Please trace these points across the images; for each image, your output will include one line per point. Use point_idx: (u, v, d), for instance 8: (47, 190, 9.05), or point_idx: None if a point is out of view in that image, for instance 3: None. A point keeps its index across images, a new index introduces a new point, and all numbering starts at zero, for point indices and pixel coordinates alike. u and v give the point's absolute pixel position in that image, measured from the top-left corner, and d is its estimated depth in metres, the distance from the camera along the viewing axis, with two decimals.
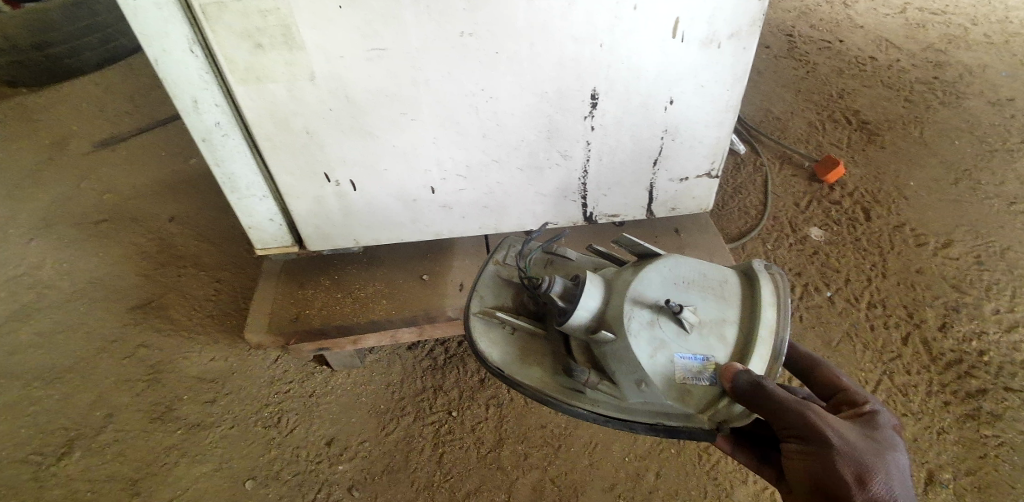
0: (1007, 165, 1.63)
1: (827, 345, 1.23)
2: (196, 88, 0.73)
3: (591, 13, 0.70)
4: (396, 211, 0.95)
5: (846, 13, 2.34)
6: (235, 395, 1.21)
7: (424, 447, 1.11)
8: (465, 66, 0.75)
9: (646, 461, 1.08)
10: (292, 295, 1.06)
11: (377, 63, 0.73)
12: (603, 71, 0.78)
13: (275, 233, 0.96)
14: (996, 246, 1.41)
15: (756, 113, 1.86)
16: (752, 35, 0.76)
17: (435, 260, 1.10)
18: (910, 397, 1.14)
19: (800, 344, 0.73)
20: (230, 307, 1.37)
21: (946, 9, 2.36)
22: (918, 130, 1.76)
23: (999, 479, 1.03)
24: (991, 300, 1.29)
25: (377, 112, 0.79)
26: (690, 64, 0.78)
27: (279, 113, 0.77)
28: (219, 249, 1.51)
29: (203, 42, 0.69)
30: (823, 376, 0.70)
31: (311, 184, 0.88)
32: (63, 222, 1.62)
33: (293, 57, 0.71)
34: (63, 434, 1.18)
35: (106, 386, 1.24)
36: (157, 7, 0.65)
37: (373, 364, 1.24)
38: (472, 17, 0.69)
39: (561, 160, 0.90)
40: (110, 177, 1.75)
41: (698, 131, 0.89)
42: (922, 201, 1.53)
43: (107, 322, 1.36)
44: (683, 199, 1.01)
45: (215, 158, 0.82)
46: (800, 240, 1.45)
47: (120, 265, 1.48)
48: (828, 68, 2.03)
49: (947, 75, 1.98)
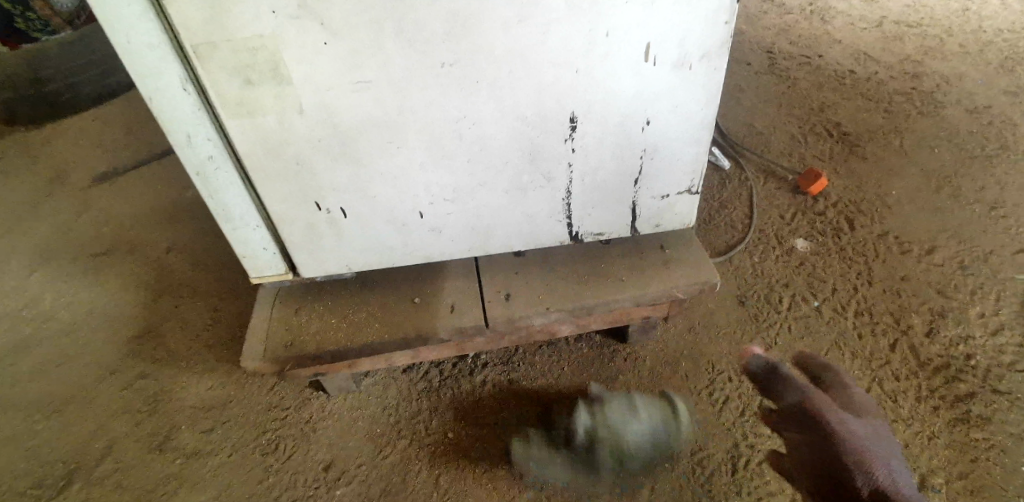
0: (986, 171, 1.67)
1: (817, 354, 1.24)
2: (189, 123, 0.76)
3: (566, 42, 0.74)
4: (386, 236, 0.97)
5: (824, 29, 2.41)
6: (234, 422, 1.22)
7: (421, 468, 1.12)
8: (447, 94, 0.78)
9: (641, 475, 1.08)
10: (287, 321, 1.08)
11: (364, 94, 0.76)
12: (579, 95, 0.81)
13: (269, 261, 0.98)
14: (978, 251, 1.44)
15: (739, 129, 1.90)
16: (722, 57, 0.79)
17: (427, 282, 1.13)
18: (900, 402, 1.15)
19: None
20: (227, 335, 1.39)
21: (921, 22, 2.43)
22: (898, 140, 1.80)
23: (991, 482, 1.04)
24: (976, 304, 1.31)
25: (365, 142, 0.82)
26: (664, 86, 0.82)
27: (270, 145, 0.80)
28: (216, 277, 1.53)
29: (195, 80, 0.72)
30: None
31: (303, 212, 0.90)
32: (61, 255, 1.64)
33: (282, 91, 0.74)
34: (61, 466, 1.18)
35: (106, 417, 1.25)
36: (151, 48, 0.68)
37: (370, 388, 1.25)
38: (452, 48, 0.73)
39: (545, 182, 0.93)
40: (107, 210, 1.78)
41: (676, 150, 0.92)
42: (904, 209, 1.56)
43: (106, 353, 1.37)
44: (666, 215, 1.03)
45: (209, 189, 0.85)
46: (787, 252, 1.47)
47: (118, 297, 1.50)
48: (808, 83, 2.09)
49: (924, 86, 2.04)
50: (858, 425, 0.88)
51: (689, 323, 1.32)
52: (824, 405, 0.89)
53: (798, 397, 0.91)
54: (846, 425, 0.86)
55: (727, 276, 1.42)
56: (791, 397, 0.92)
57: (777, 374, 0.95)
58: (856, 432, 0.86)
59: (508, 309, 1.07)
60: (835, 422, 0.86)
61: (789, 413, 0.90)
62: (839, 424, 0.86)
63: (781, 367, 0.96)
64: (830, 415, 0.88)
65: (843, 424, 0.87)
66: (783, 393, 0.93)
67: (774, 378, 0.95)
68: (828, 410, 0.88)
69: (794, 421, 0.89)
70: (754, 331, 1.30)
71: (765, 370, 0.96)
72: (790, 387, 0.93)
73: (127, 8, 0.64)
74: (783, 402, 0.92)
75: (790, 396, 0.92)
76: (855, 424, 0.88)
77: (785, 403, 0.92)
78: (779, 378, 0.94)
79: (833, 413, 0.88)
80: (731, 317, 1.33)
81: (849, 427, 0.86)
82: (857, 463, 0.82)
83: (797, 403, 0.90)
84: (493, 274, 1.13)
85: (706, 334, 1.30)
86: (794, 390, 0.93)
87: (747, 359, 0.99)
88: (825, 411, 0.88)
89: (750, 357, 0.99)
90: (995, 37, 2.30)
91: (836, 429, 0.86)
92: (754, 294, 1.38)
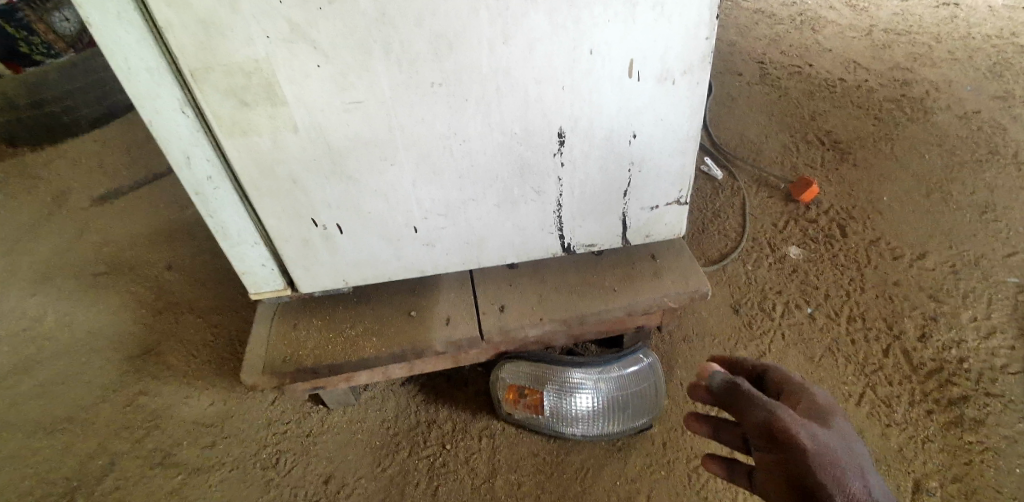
0: (977, 176, 1.69)
1: (810, 360, 1.26)
2: (187, 144, 0.79)
3: (550, 59, 0.76)
4: (381, 251, 0.99)
5: (815, 39, 2.45)
6: (234, 437, 1.23)
7: (419, 480, 1.12)
8: (435, 111, 0.80)
9: (636, 483, 1.09)
10: (285, 335, 1.10)
11: (355, 113, 0.78)
12: (565, 110, 0.83)
13: (267, 277, 1.00)
14: (970, 255, 1.45)
15: (732, 138, 1.93)
16: (703, 71, 0.82)
17: (422, 296, 1.14)
18: (893, 407, 1.16)
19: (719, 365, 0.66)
20: (227, 352, 1.41)
21: (911, 30, 2.47)
22: (889, 146, 1.82)
23: (986, 485, 1.04)
24: (968, 308, 1.33)
25: (356, 159, 0.84)
26: (647, 100, 0.84)
27: (265, 164, 0.82)
28: (216, 295, 1.55)
29: (192, 102, 0.74)
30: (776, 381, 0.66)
31: (298, 228, 0.92)
32: (63, 275, 1.66)
33: (276, 111, 0.76)
34: (64, 483, 1.19)
35: (107, 434, 1.26)
36: (150, 72, 0.70)
37: (368, 401, 1.26)
38: (439, 67, 0.75)
39: (535, 195, 0.95)
40: (108, 229, 1.81)
41: (662, 161, 0.94)
42: (895, 215, 1.58)
43: (108, 371, 1.39)
44: (656, 226, 1.05)
45: (207, 208, 0.87)
46: (779, 259, 1.49)
47: (119, 315, 1.52)
48: (799, 92, 2.11)
49: (914, 92, 2.06)
50: (838, 434, 0.57)
51: (684, 332, 1.33)
52: (793, 414, 0.57)
53: (763, 417, 0.57)
54: (824, 447, 0.54)
55: (722, 285, 1.44)
56: (754, 416, 0.58)
57: (739, 389, 0.61)
58: (831, 447, 0.55)
59: (502, 320, 1.08)
60: (809, 439, 0.54)
61: (753, 433, 0.57)
62: (812, 442, 0.54)
63: (743, 381, 0.63)
64: (803, 435, 0.55)
65: (819, 442, 0.55)
66: (748, 410, 0.59)
67: (737, 393, 0.61)
68: (799, 423, 0.56)
69: (762, 443, 0.56)
70: (748, 338, 1.31)
71: (723, 386, 0.63)
72: (754, 403, 0.59)
73: (126, 35, 0.67)
74: (746, 420, 0.59)
75: (752, 414, 0.58)
76: (832, 440, 0.56)
77: (751, 424, 0.58)
78: (744, 393, 0.60)
79: (806, 426, 0.56)
80: (725, 324, 1.34)
81: (824, 443, 0.55)
82: (835, 479, 0.52)
83: (764, 420, 0.57)
84: (487, 286, 1.15)
85: (700, 341, 1.31)
86: (760, 405, 0.58)
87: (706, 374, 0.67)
88: (798, 425, 0.56)
89: (710, 371, 0.66)
90: (984, 43, 2.34)
91: (813, 448, 0.54)
92: (748, 301, 1.39)
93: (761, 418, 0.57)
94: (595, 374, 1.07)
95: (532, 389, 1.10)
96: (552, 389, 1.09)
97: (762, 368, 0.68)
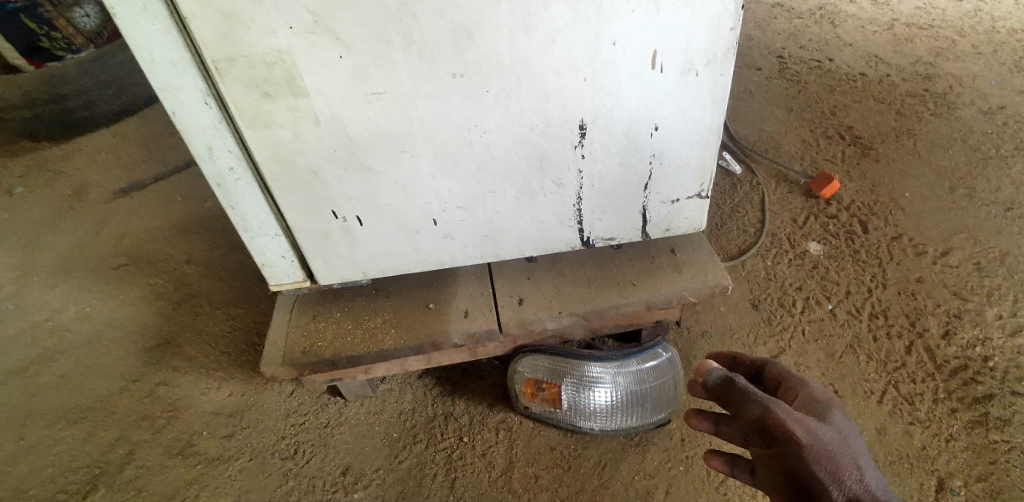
0: (1002, 171, 1.65)
1: (830, 357, 1.24)
2: (209, 136, 0.79)
3: (572, 52, 0.76)
4: (399, 243, 0.99)
5: (835, 33, 2.41)
6: (253, 428, 1.24)
7: (436, 473, 1.13)
8: (457, 103, 0.80)
9: (654, 479, 1.09)
10: (305, 327, 1.10)
11: (376, 105, 0.78)
12: (586, 102, 0.82)
13: (287, 269, 1.01)
14: (994, 252, 1.42)
15: (750, 133, 1.91)
16: (727, 62, 0.80)
17: (439, 289, 1.15)
18: (916, 405, 1.15)
19: (715, 364, 0.65)
20: (245, 344, 1.42)
21: (933, 23, 2.42)
22: (910, 141, 1.79)
23: (1011, 484, 1.02)
24: (993, 306, 1.30)
25: (376, 151, 0.84)
26: (669, 91, 0.83)
27: (286, 155, 0.82)
28: (234, 287, 1.56)
29: (215, 94, 0.75)
30: (773, 375, 0.66)
31: (318, 220, 0.92)
32: (85, 267, 1.68)
33: (298, 103, 0.77)
34: (87, 471, 1.21)
35: (128, 424, 1.28)
36: (173, 64, 0.71)
37: (385, 393, 1.27)
38: (461, 58, 0.75)
39: (556, 188, 0.94)
40: (127, 223, 1.83)
41: (683, 154, 0.93)
42: (918, 211, 1.55)
43: (128, 362, 1.41)
44: (676, 219, 1.04)
45: (229, 200, 0.88)
46: (799, 255, 1.47)
47: (139, 307, 1.54)
48: (818, 87, 2.08)
49: (937, 87, 2.03)
50: (837, 428, 0.57)
51: (702, 328, 1.32)
52: (788, 410, 0.56)
53: (759, 413, 0.56)
54: (821, 440, 0.54)
55: (740, 280, 1.42)
56: (749, 411, 0.57)
57: (736, 386, 0.60)
58: (827, 439, 0.54)
59: (520, 313, 1.08)
60: (805, 432, 0.54)
61: (750, 430, 0.56)
62: (807, 434, 0.54)
63: (740, 376, 0.62)
64: (799, 429, 0.54)
65: (815, 436, 0.54)
66: (743, 406, 0.58)
67: (732, 390, 0.60)
68: (795, 417, 0.55)
69: (758, 439, 0.56)
70: (767, 334, 1.30)
71: (719, 383, 0.62)
72: (750, 400, 0.58)
73: (149, 27, 0.67)
74: (742, 417, 0.58)
75: (748, 410, 0.57)
76: (830, 433, 0.55)
77: (745, 421, 0.57)
78: (740, 388, 0.60)
79: (802, 420, 0.55)
80: (744, 320, 1.33)
81: (821, 435, 0.54)
82: (831, 471, 0.52)
83: (759, 415, 0.56)
84: (505, 279, 1.15)
85: (717, 338, 1.30)
86: (755, 400, 0.58)
87: (702, 372, 0.66)
88: (794, 420, 0.55)
89: (705, 368, 0.65)
90: (1009, 37, 2.28)
91: (809, 440, 0.53)
92: (767, 297, 1.38)
93: (757, 414, 0.56)
94: (612, 368, 1.07)
95: (549, 383, 1.10)
96: (569, 384, 1.09)
97: (759, 363, 0.68)
